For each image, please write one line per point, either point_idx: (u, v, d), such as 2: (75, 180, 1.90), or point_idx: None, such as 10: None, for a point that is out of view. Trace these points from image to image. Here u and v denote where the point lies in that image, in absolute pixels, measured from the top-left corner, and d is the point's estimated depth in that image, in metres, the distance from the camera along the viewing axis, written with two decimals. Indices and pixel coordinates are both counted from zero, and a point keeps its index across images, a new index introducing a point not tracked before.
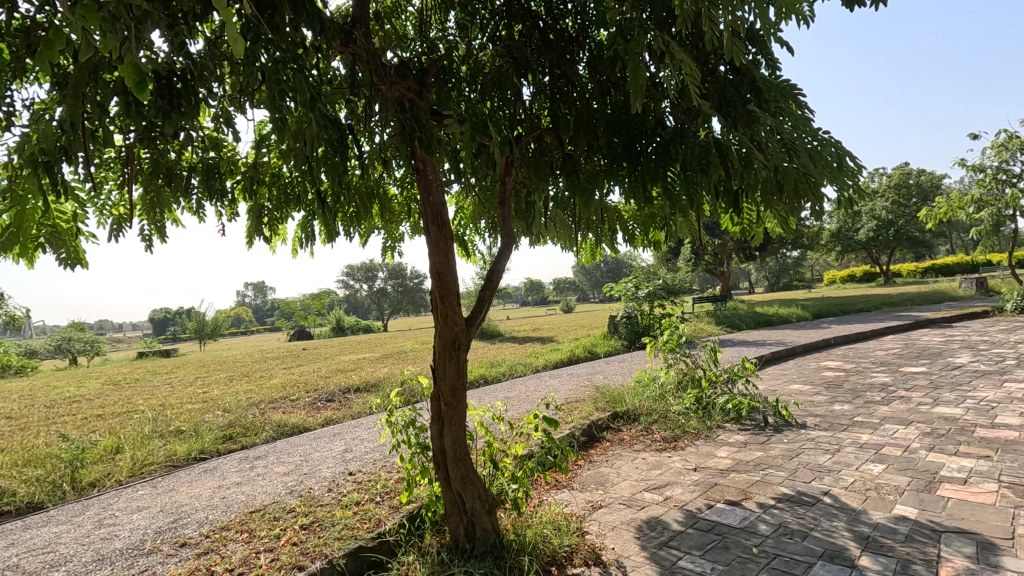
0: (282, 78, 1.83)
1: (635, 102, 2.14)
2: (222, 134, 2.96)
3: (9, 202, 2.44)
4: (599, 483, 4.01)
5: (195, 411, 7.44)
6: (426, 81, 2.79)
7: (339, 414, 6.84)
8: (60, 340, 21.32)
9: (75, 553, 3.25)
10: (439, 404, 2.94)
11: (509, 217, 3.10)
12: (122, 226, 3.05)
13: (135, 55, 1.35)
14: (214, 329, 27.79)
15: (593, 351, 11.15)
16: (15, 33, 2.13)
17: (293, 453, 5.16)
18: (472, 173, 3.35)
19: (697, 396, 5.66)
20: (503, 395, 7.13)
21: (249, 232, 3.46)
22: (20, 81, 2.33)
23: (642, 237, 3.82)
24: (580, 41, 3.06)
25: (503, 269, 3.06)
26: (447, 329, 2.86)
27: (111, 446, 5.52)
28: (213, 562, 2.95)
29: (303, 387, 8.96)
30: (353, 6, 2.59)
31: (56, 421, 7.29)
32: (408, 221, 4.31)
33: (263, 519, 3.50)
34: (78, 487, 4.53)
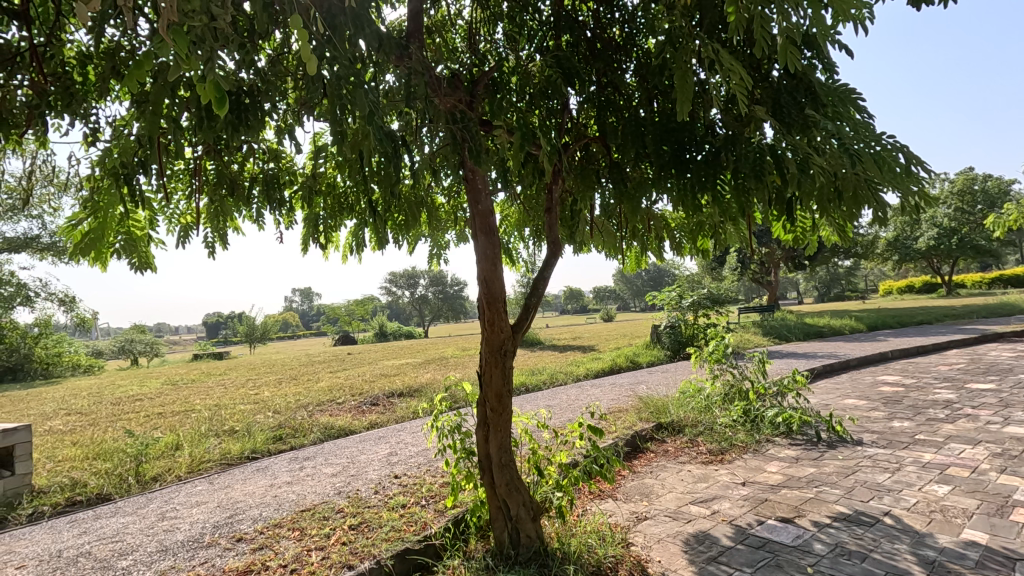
0: (343, 94, 1.89)
1: (683, 109, 2.12)
2: (282, 146, 3.10)
3: (89, 211, 2.63)
4: (643, 494, 3.95)
5: (247, 411, 7.74)
6: (477, 93, 2.84)
7: (383, 418, 6.99)
8: (123, 341, 22.64)
9: (141, 544, 3.42)
10: (485, 409, 2.97)
11: (555, 225, 3.12)
12: (188, 233, 3.23)
13: (215, 73, 1.43)
14: (264, 333, 28.86)
15: (635, 361, 11.00)
16: (104, 57, 2.30)
17: (341, 455, 5.30)
18: (519, 181, 3.39)
19: (744, 409, 5.50)
20: (546, 403, 7.13)
21: (305, 239, 3.60)
22: (103, 101, 2.52)
23: (689, 246, 3.76)
24: (627, 49, 3.07)
25: (548, 277, 3.07)
26: (494, 335, 2.89)
27: (171, 443, 5.82)
28: (267, 558, 3.06)
29: (348, 392, 9.17)
30: (408, 21, 2.67)
31: (121, 418, 7.72)
32: (453, 229, 4.40)
33: (313, 518, 3.60)
34: (142, 480, 4.78)
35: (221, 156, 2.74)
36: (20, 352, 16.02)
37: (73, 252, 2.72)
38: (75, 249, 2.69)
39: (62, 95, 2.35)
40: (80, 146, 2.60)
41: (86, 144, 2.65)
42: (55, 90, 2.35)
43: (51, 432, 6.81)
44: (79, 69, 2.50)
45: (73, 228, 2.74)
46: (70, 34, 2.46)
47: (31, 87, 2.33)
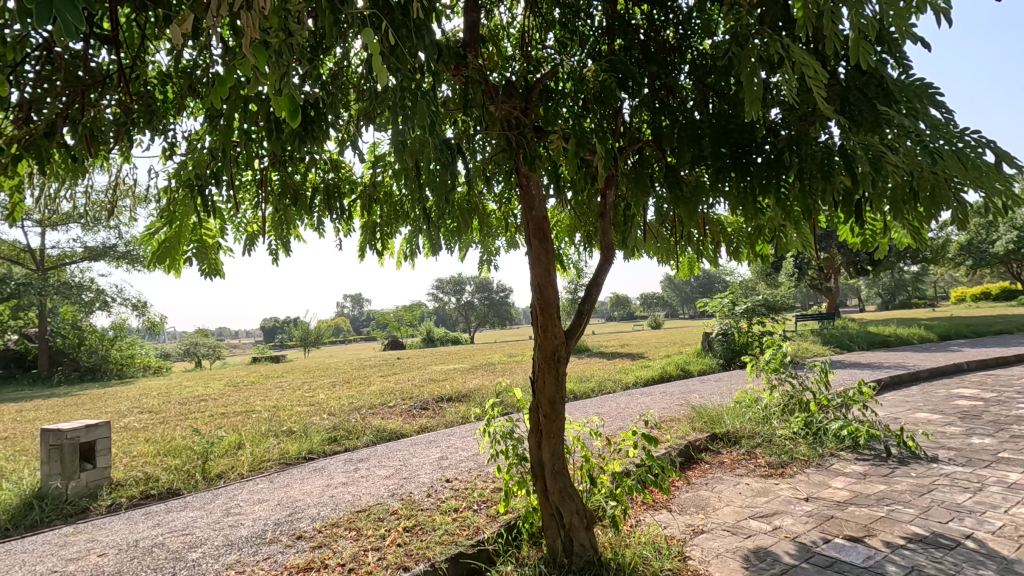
0: (406, 104, 1.92)
1: (750, 110, 2.05)
2: (342, 157, 3.21)
3: (166, 220, 2.79)
4: (699, 507, 3.84)
5: (304, 413, 8.01)
6: (531, 99, 2.85)
7: (433, 422, 7.09)
8: (188, 345, 23.94)
9: (209, 538, 3.59)
10: (538, 415, 2.95)
11: (608, 230, 3.08)
12: (254, 241, 3.38)
13: (291, 87, 1.48)
14: (317, 337, 29.85)
15: (686, 369, 10.73)
16: (183, 75, 2.45)
17: (393, 458, 5.40)
18: (571, 186, 3.36)
19: (805, 421, 5.25)
20: (595, 411, 7.04)
21: (362, 246, 3.70)
22: (179, 116, 2.68)
23: (747, 251, 3.64)
24: (682, 50, 3.01)
25: (602, 283, 3.04)
26: (547, 341, 2.87)
27: (234, 441, 6.09)
28: (326, 556, 3.15)
29: (398, 395, 9.34)
30: (464, 31, 2.72)
31: (188, 417, 8.14)
32: (504, 235, 4.43)
33: (369, 519, 3.68)
34: (208, 477, 5.01)
35: (285, 167, 2.87)
36: (99, 353, 17.23)
37: (151, 259, 2.90)
38: (153, 257, 2.86)
39: (144, 112, 2.51)
40: (159, 160, 2.78)
41: (164, 159, 2.83)
42: (139, 108, 2.51)
43: (127, 429, 7.26)
44: (160, 88, 2.67)
45: (152, 237, 2.92)
46: (151, 55, 2.63)
47: (117, 106, 2.50)
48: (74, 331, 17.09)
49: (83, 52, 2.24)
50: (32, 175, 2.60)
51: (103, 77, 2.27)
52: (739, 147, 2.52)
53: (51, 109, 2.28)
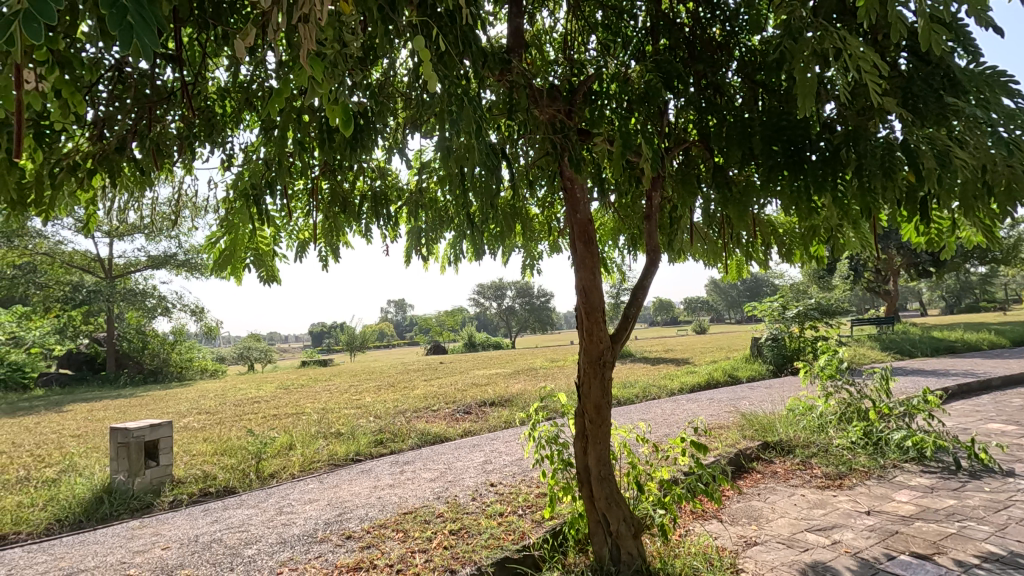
0: (454, 110, 1.94)
1: (804, 105, 1.97)
2: (388, 164, 3.27)
3: (225, 229, 2.91)
4: (751, 518, 3.71)
5: (351, 416, 8.20)
6: (575, 102, 2.83)
7: (477, 426, 7.12)
8: (242, 349, 24.99)
9: (263, 535, 3.71)
10: (583, 421, 2.92)
11: (654, 233, 3.03)
12: (306, 248, 3.50)
13: (344, 98, 1.52)
14: (363, 342, 30.57)
15: (735, 375, 10.41)
16: (240, 90, 2.56)
17: (438, 461, 5.45)
18: (615, 188, 3.32)
19: (865, 431, 5.00)
20: (640, 417, 6.92)
21: (408, 251, 3.76)
22: (237, 129, 2.80)
23: (800, 252, 3.50)
24: (730, 47, 2.94)
25: (648, 286, 2.98)
26: (592, 346, 2.83)
27: (286, 442, 6.30)
28: (375, 556, 3.20)
29: (442, 399, 9.44)
30: (507, 37, 2.73)
31: (243, 418, 8.48)
32: (547, 240, 4.43)
33: (415, 521, 3.73)
34: (262, 476, 5.20)
35: (335, 176, 2.95)
36: (161, 356, 18.20)
37: (213, 266, 3.04)
38: (215, 264, 3.00)
39: (205, 126, 2.63)
40: (218, 172, 2.90)
41: (223, 170, 2.96)
42: (201, 122, 2.63)
43: (187, 428, 7.62)
44: (220, 103, 2.80)
45: (214, 246, 3.07)
46: (212, 71, 2.77)
47: (180, 121, 2.62)
48: (139, 335, 18.06)
49: (150, 71, 2.36)
50: (105, 189, 2.77)
51: (169, 95, 2.39)
52: (793, 146, 2.33)
53: (122, 126, 2.41)
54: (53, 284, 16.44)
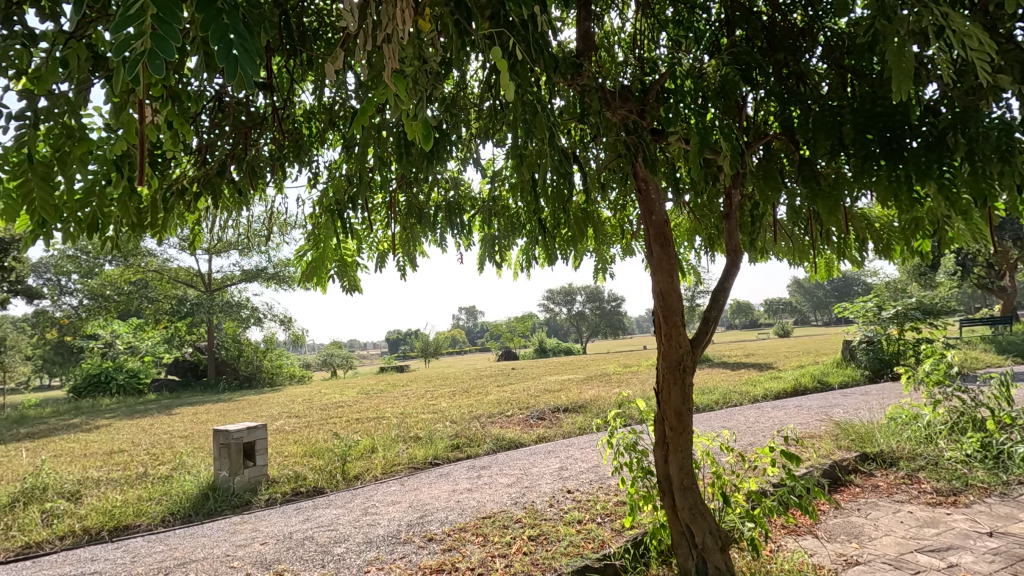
0: (528, 120, 1.95)
1: (903, 89, 1.80)
2: (461, 174, 3.35)
3: (312, 243, 3.08)
4: (851, 535, 3.44)
5: (427, 420, 8.43)
6: (648, 101, 2.76)
7: (551, 432, 7.11)
8: (326, 355, 26.48)
9: (351, 534, 3.88)
10: (664, 428, 2.82)
11: (735, 232, 2.90)
12: (385, 258, 3.65)
13: (424, 112, 1.54)
14: (437, 348, 31.42)
15: (825, 381, 9.75)
16: (324, 112, 2.71)
17: (514, 466, 5.49)
18: (691, 188, 3.21)
19: (982, 443, 4.52)
20: (722, 425, 6.63)
21: (481, 258, 3.81)
22: (322, 148, 2.97)
23: (899, 247, 3.23)
24: (813, 32, 2.77)
25: (729, 287, 2.85)
26: (672, 350, 2.74)
27: (368, 445, 6.56)
28: (456, 559, 3.26)
29: (515, 405, 9.50)
30: (576, 41, 2.72)
31: (328, 421, 8.94)
32: (620, 243, 4.36)
33: (494, 525, 3.77)
34: (348, 477, 5.45)
35: (412, 188, 3.05)
36: (254, 363, 19.57)
37: (302, 278, 3.24)
38: (303, 275, 3.20)
39: (294, 148, 2.81)
40: (305, 189, 3.09)
41: (310, 187, 3.14)
42: (290, 144, 2.82)
43: (279, 431, 8.15)
44: (306, 126, 2.99)
45: (302, 259, 3.27)
46: (298, 95, 2.95)
47: (271, 144, 2.81)
48: (235, 344, 19.51)
49: (244, 99, 2.54)
50: (208, 209, 3.01)
51: (262, 120, 2.57)
52: (889, 132, 2.09)
53: (221, 151, 2.62)
54: (162, 297, 18.11)
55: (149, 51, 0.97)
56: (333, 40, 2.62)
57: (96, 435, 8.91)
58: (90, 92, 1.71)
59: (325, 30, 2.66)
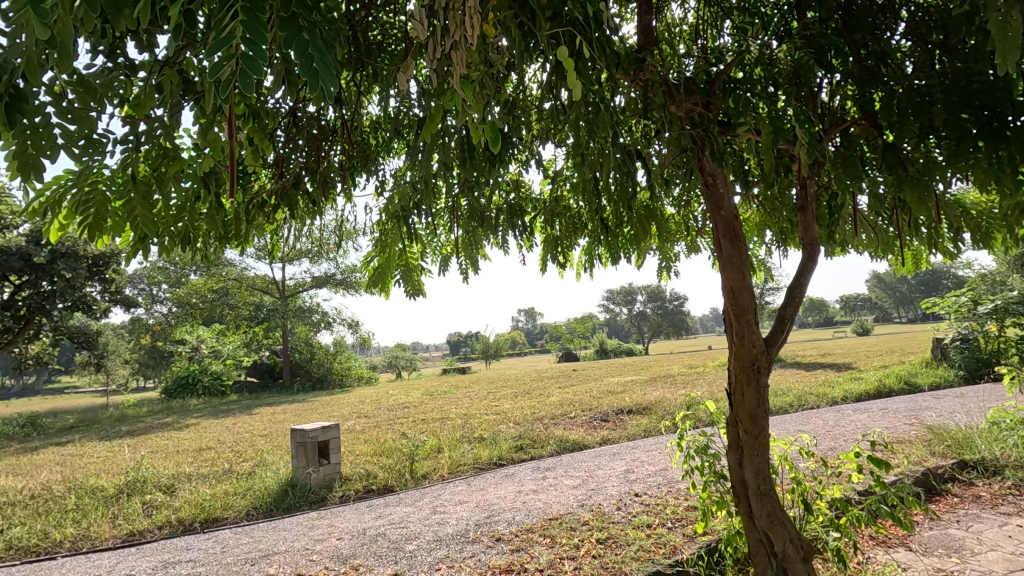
0: (593, 120, 1.91)
1: (1007, 64, 1.62)
2: (521, 176, 3.36)
3: (379, 250, 3.19)
4: (950, 548, 3.17)
5: (491, 421, 8.50)
6: (714, 93, 2.66)
7: (615, 434, 7.01)
8: (391, 357, 27.40)
9: (421, 532, 3.98)
10: (738, 431, 2.70)
11: (811, 224, 2.74)
12: (448, 262, 3.73)
13: (490, 116, 1.55)
14: (497, 350, 31.77)
15: (913, 382, 9.06)
16: (390, 121, 2.80)
17: (579, 468, 5.44)
18: (761, 180, 3.06)
19: None
20: (798, 429, 6.30)
21: (544, 259, 3.81)
22: (387, 156, 3.06)
23: (1000, 235, 2.94)
24: (895, 7, 2.56)
25: (806, 283, 2.69)
26: (744, 350, 2.61)
27: (435, 445, 6.70)
28: (525, 560, 3.28)
29: (579, 407, 9.43)
30: (637, 35, 2.66)
31: (396, 422, 9.22)
32: (685, 239, 4.24)
33: (561, 527, 3.76)
34: (416, 476, 5.59)
35: (473, 192, 3.09)
36: (326, 365, 20.49)
37: (369, 283, 3.36)
38: (370, 281, 3.32)
39: (363, 158, 2.92)
40: (372, 197, 3.20)
41: (377, 195, 3.25)
42: (358, 155, 2.93)
43: (351, 430, 8.49)
44: (372, 135, 3.09)
45: (369, 265, 3.39)
46: (365, 105, 3.05)
47: (341, 154, 2.94)
48: (307, 347, 20.50)
49: (316, 113, 2.66)
50: (284, 220, 3.18)
51: (332, 132, 2.69)
52: (987, 111, 1.92)
53: (296, 164, 2.76)
54: (241, 304, 19.34)
55: (237, 68, 1.01)
56: (397, 51, 2.69)
57: (186, 433, 9.60)
58: (181, 115, 1.83)
59: (388, 43, 2.75)
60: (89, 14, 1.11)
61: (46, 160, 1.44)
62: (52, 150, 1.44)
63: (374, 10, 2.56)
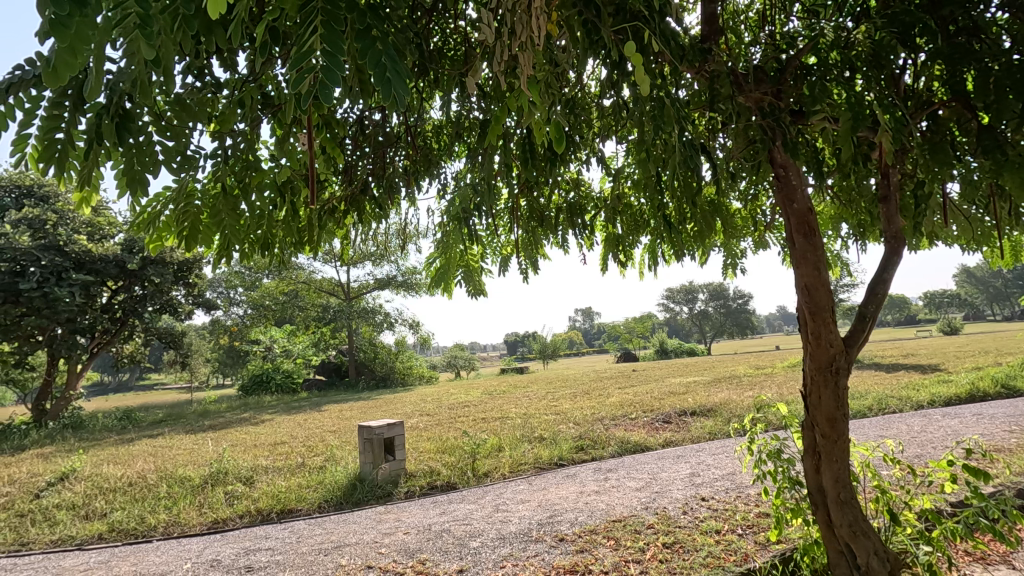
0: (659, 115, 1.85)
1: None
2: (581, 174, 3.34)
3: (440, 251, 3.26)
4: None
5: (551, 422, 8.48)
6: (785, 80, 2.53)
7: (678, 436, 6.83)
8: (450, 357, 27.91)
9: (485, 529, 4.03)
10: (815, 436, 2.56)
11: (895, 216, 2.56)
12: (508, 262, 3.75)
13: (557, 114, 1.54)
14: (555, 350, 31.66)
15: (1013, 386, 8.28)
16: (452, 125, 2.86)
17: (642, 470, 5.34)
18: (837, 171, 2.89)
19: None
20: (880, 435, 5.91)
21: (604, 258, 3.77)
22: (449, 160, 3.12)
23: None
24: None
25: (889, 279, 2.52)
26: (821, 351, 2.47)
27: (495, 444, 6.76)
28: (590, 561, 3.25)
29: (640, 408, 9.25)
30: (701, 24, 2.57)
31: (456, 420, 9.38)
32: (752, 235, 4.08)
33: (626, 530, 3.70)
34: (478, 474, 5.66)
35: (533, 192, 3.11)
36: (388, 365, 21.10)
37: (431, 284, 3.44)
38: (432, 281, 3.39)
39: (425, 162, 3.00)
40: (435, 199, 3.26)
41: (439, 198, 3.32)
42: (421, 159, 3.01)
43: (414, 428, 8.71)
44: (434, 141, 3.17)
45: (431, 266, 3.46)
46: (427, 110, 3.13)
47: (405, 159, 3.02)
48: (371, 346, 21.20)
49: (382, 121, 2.75)
50: (352, 225, 3.30)
51: (396, 138, 2.77)
52: None
53: (364, 171, 2.87)
54: (310, 305, 20.25)
55: (320, 79, 1.05)
56: (457, 56, 2.74)
57: (262, 428, 10.13)
58: (260, 128, 1.94)
59: (449, 49, 2.80)
60: (185, 37, 1.20)
61: (149, 176, 1.58)
62: (154, 166, 1.58)
63: (435, 17, 2.63)
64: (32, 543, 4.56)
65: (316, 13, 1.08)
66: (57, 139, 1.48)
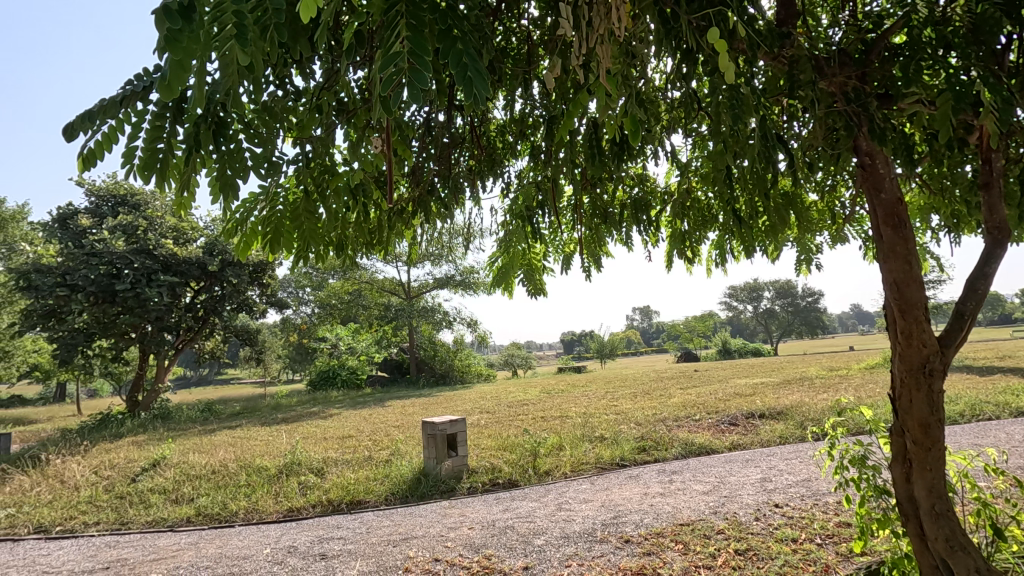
0: (736, 103, 1.77)
1: None
2: (645, 169, 3.27)
3: (502, 250, 3.28)
4: None
5: (612, 421, 8.37)
6: (871, 62, 2.38)
7: (747, 439, 6.57)
8: (507, 356, 28.09)
9: (549, 527, 4.03)
10: (906, 442, 2.38)
11: (998, 204, 2.34)
12: (571, 260, 3.73)
13: (632, 106, 1.51)
14: (612, 350, 31.22)
15: None
16: (515, 123, 2.87)
17: (709, 473, 5.17)
18: (929, 159, 2.68)
19: None
20: (973, 443, 5.44)
21: (670, 254, 3.67)
22: (511, 158, 3.14)
23: None
24: None
25: (993, 272, 2.30)
26: (912, 350, 2.30)
27: (556, 443, 6.74)
28: (658, 565, 3.19)
29: (705, 409, 8.96)
30: (778, 9, 2.45)
31: (516, 418, 9.42)
32: (829, 228, 3.85)
33: (695, 534, 3.60)
34: (539, 472, 5.67)
35: (597, 188, 3.06)
36: (447, 362, 21.47)
37: (492, 282, 3.45)
38: (494, 279, 3.42)
39: (489, 161, 3.03)
40: (498, 198, 3.29)
41: (502, 197, 3.34)
42: (485, 158, 3.04)
43: (475, 425, 8.81)
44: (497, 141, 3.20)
45: (493, 264, 3.48)
46: (491, 110, 3.16)
47: (469, 160, 3.06)
48: (431, 345, 21.65)
49: (447, 122, 2.80)
50: (419, 225, 3.38)
51: (460, 138, 2.81)
52: None
53: (430, 171, 2.93)
54: (373, 304, 20.90)
55: (405, 82, 1.07)
56: (521, 55, 2.75)
57: (330, 422, 10.56)
58: (335, 133, 2.00)
59: (513, 48, 2.81)
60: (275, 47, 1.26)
61: (240, 181, 1.67)
62: (244, 171, 1.68)
63: (500, 17, 2.65)
64: (131, 523, 4.97)
65: (400, 16, 1.11)
66: (159, 148, 1.59)
